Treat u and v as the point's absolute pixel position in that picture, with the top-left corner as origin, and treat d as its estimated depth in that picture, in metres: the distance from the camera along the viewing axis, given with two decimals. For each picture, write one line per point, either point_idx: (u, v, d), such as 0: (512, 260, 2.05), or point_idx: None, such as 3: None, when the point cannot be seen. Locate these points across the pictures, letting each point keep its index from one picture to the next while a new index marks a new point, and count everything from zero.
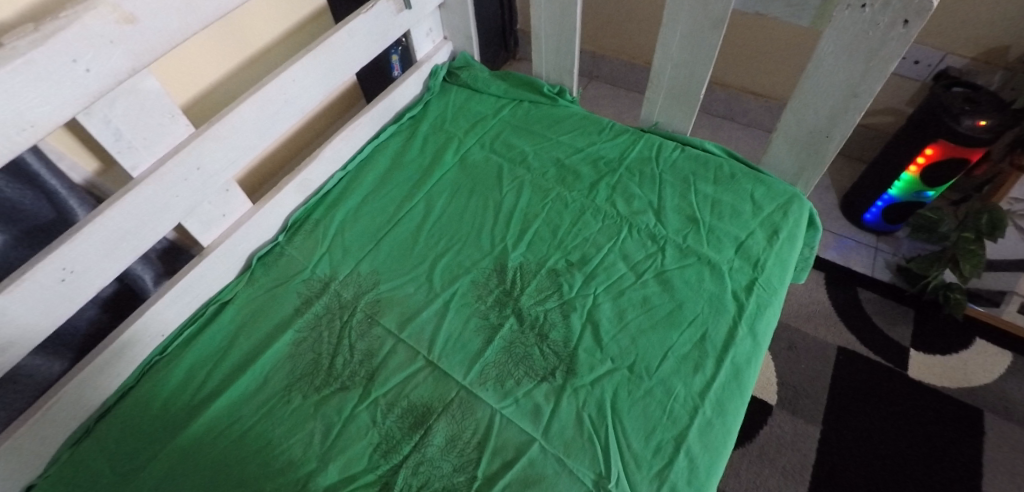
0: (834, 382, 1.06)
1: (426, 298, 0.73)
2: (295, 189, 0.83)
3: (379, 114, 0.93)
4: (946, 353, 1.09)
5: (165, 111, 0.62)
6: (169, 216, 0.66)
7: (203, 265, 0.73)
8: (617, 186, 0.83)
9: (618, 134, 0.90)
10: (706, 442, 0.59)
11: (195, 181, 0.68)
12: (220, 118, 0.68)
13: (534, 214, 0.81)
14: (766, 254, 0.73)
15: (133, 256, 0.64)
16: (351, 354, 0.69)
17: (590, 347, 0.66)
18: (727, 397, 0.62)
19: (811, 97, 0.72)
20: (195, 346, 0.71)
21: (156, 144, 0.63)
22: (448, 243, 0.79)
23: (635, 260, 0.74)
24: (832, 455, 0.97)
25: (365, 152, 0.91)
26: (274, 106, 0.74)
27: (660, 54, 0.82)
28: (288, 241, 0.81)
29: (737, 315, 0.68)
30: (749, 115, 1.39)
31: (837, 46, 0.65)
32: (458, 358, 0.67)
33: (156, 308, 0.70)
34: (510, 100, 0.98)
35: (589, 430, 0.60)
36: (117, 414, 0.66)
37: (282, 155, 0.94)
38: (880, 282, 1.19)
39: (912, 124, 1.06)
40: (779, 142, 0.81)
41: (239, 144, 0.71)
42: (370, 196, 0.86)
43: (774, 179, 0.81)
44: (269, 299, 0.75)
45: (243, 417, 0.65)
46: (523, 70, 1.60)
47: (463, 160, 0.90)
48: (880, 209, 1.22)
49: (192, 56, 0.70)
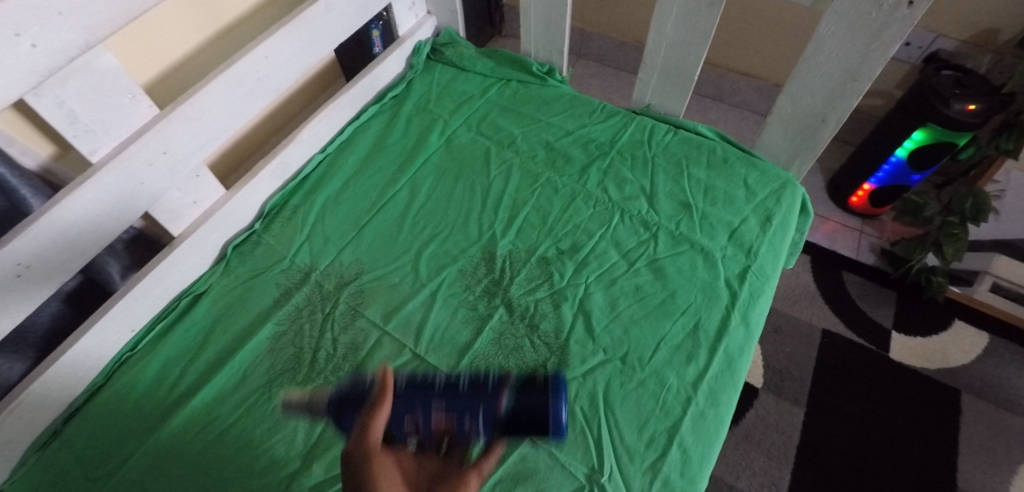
0: (818, 365, 1.07)
1: (412, 288, 0.71)
2: (271, 173, 0.78)
3: (360, 94, 0.89)
4: (927, 335, 1.10)
5: (126, 91, 0.57)
6: (134, 204, 0.62)
7: (174, 255, 0.69)
8: (609, 170, 0.80)
9: (609, 116, 0.87)
10: (699, 434, 0.58)
11: (161, 165, 0.63)
12: (187, 98, 0.63)
13: (523, 200, 0.78)
14: (759, 241, 0.72)
15: (96, 248, 0.60)
16: (335, 348, 0.66)
17: (582, 338, 0.65)
18: (720, 388, 0.61)
19: (810, 80, 0.70)
20: (169, 342, 0.68)
21: (117, 127, 0.58)
22: (434, 231, 0.76)
23: (627, 248, 0.72)
24: (816, 437, 0.99)
25: (346, 134, 0.87)
26: (247, 85, 0.69)
27: (654, 33, 0.79)
28: (266, 229, 0.78)
29: (730, 304, 0.67)
30: (738, 95, 1.37)
31: (837, 26, 0.63)
32: (446, 351, 0.65)
33: (125, 302, 0.66)
34: (496, 80, 0.94)
35: (582, 424, 0.59)
36: (86, 414, 0.63)
37: (258, 137, 0.89)
38: (864, 265, 1.20)
39: (902, 107, 1.06)
40: (773, 125, 0.79)
41: (209, 125, 0.67)
42: (352, 180, 0.82)
43: (767, 163, 0.80)
44: (247, 291, 0.72)
45: (221, 415, 0.62)
46: (510, 47, 1.55)
47: (449, 143, 0.86)
48: (866, 192, 1.22)
49: (154, 31, 0.64)
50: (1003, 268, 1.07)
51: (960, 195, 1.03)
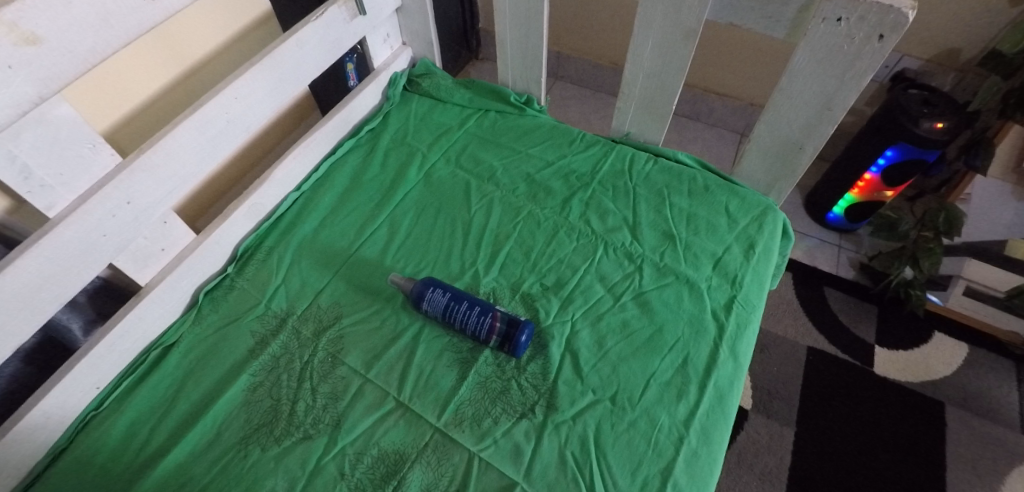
0: (805, 383, 1.07)
1: (393, 332, 0.69)
2: (244, 214, 0.76)
3: (335, 129, 0.87)
4: (909, 348, 1.12)
5: (85, 141, 0.54)
6: (97, 257, 0.58)
7: (142, 306, 0.66)
8: (591, 201, 0.80)
9: (590, 145, 0.87)
10: (692, 474, 0.57)
11: (126, 216, 0.60)
12: (152, 145, 0.60)
13: (505, 234, 0.77)
14: (743, 270, 0.71)
15: (57, 306, 0.56)
16: (314, 398, 0.64)
17: (570, 379, 0.63)
18: (712, 425, 0.60)
19: (787, 109, 0.70)
20: (137, 398, 0.64)
21: (76, 179, 0.55)
22: (416, 269, 0.74)
23: (613, 282, 0.71)
24: (807, 457, 0.98)
25: (321, 170, 0.85)
26: (216, 127, 0.66)
27: (631, 63, 0.79)
28: (239, 273, 0.75)
29: (718, 336, 0.66)
30: (715, 115, 1.39)
31: (810, 59, 0.64)
32: (430, 397, 0.63)
33: (90, 359, 0.62)
34: (474, 110, 0.93)
35: (573, 471, 0.57)
36: (49, 481, 0.59)
37: (229, 174, 0.86)
38: (844, 280, 1.22)
39: (873, 125, 1.08)
40: (752, 152, 0.79)
41: (177, 171, 0.64)
42: (328, 219, 0.80)
43: (747, 189, 0.80)
44: (220, 340, 0.69)
45: (194, 477, 0.59)
46: (487, 71, 1.54)
47: (427, 177, 0.85)
48: (841, 208, 1.24)
49: (113, 76, 0.62)
50: (970, 271, 1.08)
51: (933, 210, 1.07)
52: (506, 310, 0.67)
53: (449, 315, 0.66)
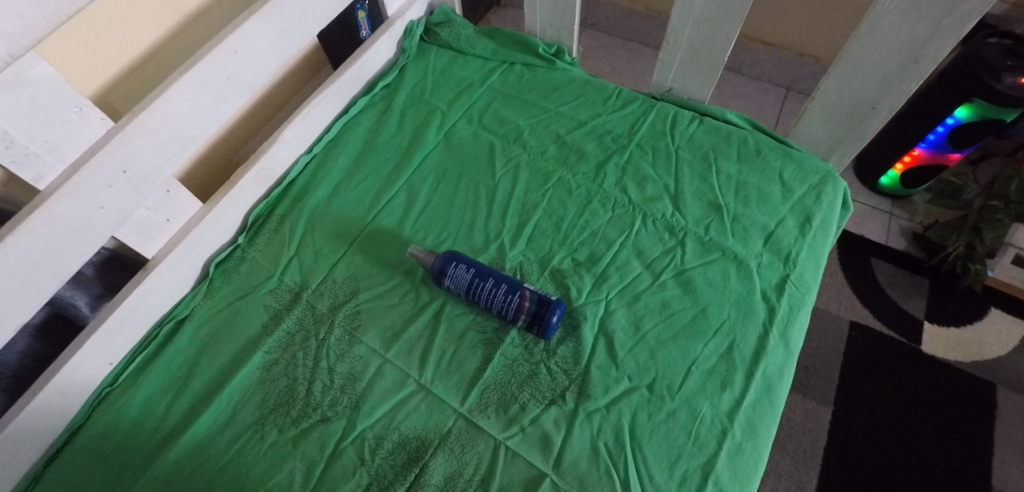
0: (846, 359, 1.01)
1: (414, 309, 0.64)
2: (252, 180, 0.71)
3: (348, 85, 0.80)
4: (962, 325, 1.04)
5: (71, 104, 0.49)
6: (96, 232, 0.54)
7: (149, 280, 0.63)
8: (627, 166, 0.72)
9: (627, 102, 0.78)
10: (736, 470, 0.53)
11: (123, 186, 0.55)
12: (145, 107, 0.54)
13: (533, 203, 0.71)
14: (798, 246, 0.64)
15: (55, 284, 0.53)
16: (331, 379, 0.60)
17: (604, 364, 0.59)
18: (758, 417, 0.55)
19: (863, 61, 0.61)
20: (151, 374, 0.62)
21: (65, 146, 0.50)
22: (437, 240, 0.69)
23: (651, 258, 0.65)
24: (845, 437, 0.94)
25: (334, 130, 0.79)
26: (215, 85, 0.60)
27: (680, 8, 0.70)
28: (250, 243, 0.70)
29: (768, 320, 0.60)
30: (759, 66, 1.27)
31: (901, 2, 0.55)
32: (453, 380, 0.59)
33: (100, 335, 0.60)
34: (498, 63, 0.85)
35: (606, 462, 0.53)
36: (66, 458, 0.58)
37: (237, 137, 0.80)
38: (894, 251, 1.13)
39: (943, 80, 0.96)
40: (814, 111, 0.70)
41: (175, 135, 0.58)
42: (342, 186, 0.75)
43: (804, 154, 0.72)
44: (232, 315, 0.66)
45: (212, 457, 0.57)
46: (509, 19, 1.43)
47: (447, 139, 0.78)
48: (896, 172, 1.12)
49: (100, 32, 0.56)
50: None
51: (1006, 176, 0.95)
52: (535, 289, 0.61)
53: (473, 292, 0.61)
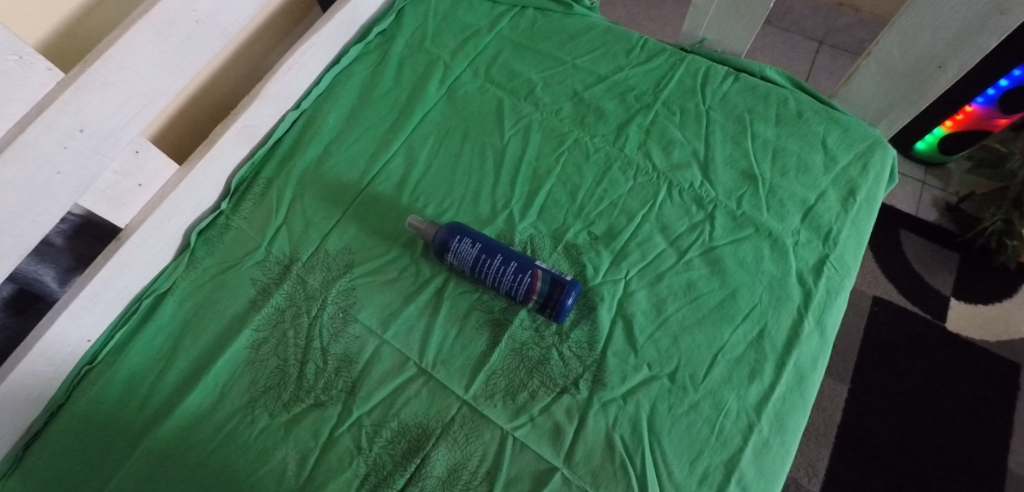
0: (867, 335, 0.97)
1: (414, 285, 0.59)
2: (234, 138, 0.64)
3: (338, 31, 0.71)
4: (990, 302, 0.99)
5: (8, 52, 0.42)
6: (56, 201, 0.48)
7: (125, 250, 0.57)
8: (652, 128, 0.65)
9: (652, 54, 0.70)
10: (762, 467, 0.48)
11: (83, 147, 0.48)
12: (100, 55, 0.47)
13: (546, 169, 0.64)
14: (840, 223, 0.58)
15: (13, 258, 0.47)
16: (324, 361, 0.55)
17: (622, 350, 0.54)
18: (788, 410, 0.51)
19: (935, 12, 0.54)
20: (134, 351, 0.58)
21: (8, 102, 0.44)
22: (439, 209, 0.63)
23: (676, 234, 0.59)
24: (861, 416, 0.91)
25: (325, 83, 0.71)
26: (181, 30, 0.53)
27: None
28: (235, 209, 0.64)
29: (803, 306, 0.54)
30: (790, 17, 1.16)
31: None
32: (458, 364, 0.54)
33: (71, 312, 0.55)
34: (508, 7, 0.76)
35: (622, 457, 0.49)
36: (47, 440, 0.54)
37: (218, 90, 0.72)
38: (924, 222, 1.06)
39: None
40: (867, 70, 0.63)
41: (140, 88, 0.51)
42: (334, 145, 0.68)
43: (850, 118, 0.64)
44: (217, 289, 0.60)
45: (200, 441, 0.53)
46: None
47: (451, 93, 0.70)
48: (935, 137, 1.03)
49: None
50: None
51: None
52: (547, 267, 0.55)
53: (479, 269, 0.55)
